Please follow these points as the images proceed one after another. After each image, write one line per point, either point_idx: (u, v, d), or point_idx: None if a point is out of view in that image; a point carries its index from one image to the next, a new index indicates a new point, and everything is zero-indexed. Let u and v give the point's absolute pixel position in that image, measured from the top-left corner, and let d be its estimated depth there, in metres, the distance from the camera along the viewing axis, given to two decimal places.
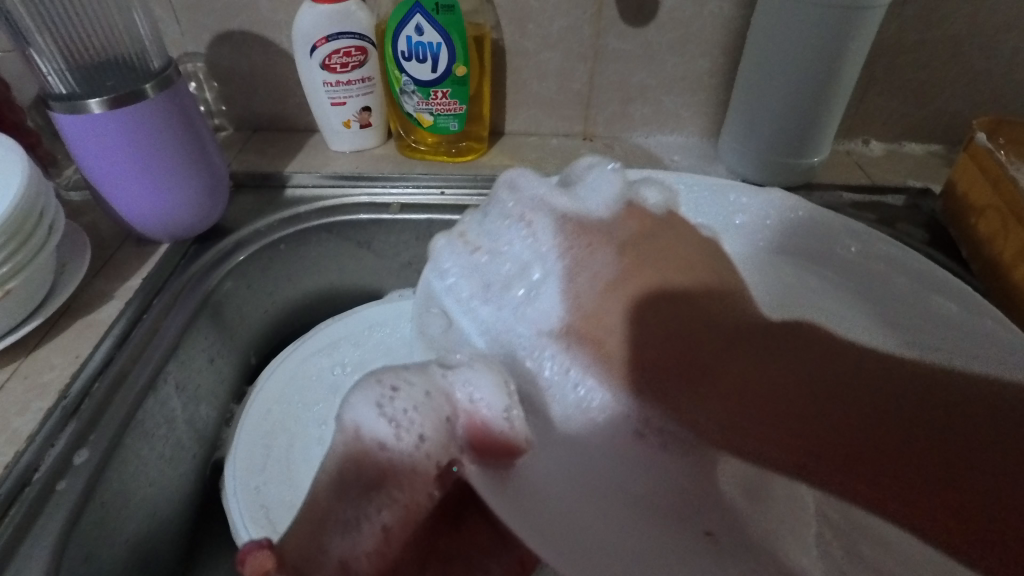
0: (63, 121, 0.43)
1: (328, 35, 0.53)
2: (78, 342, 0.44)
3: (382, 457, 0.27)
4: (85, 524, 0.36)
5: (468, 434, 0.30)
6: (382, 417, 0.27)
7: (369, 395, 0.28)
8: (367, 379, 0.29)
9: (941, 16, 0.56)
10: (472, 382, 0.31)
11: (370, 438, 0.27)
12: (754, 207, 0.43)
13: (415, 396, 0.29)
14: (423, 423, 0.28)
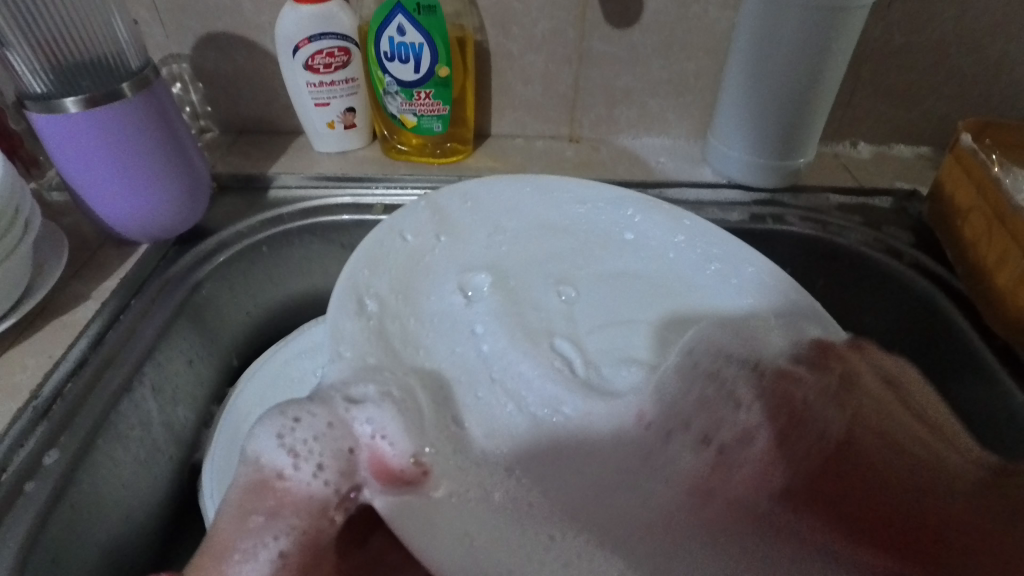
0: (39, 121, 0.42)
1: (311, 36, 0.53)
2: (52, 343, 0.44)
3: (280, 482, 0.34)
4: (53, 526, 0.36)
5: (370, 465, 0.37)
6: (281, 449, 0.34)
7: (274, 426, 0.35)
8: (276, 411, 0.36)
9: (926, 18, 0.55)
10: (371, 418, 0.37)
11: (272, 465, 0.34)
12: (641, 227, 0.49)
13: (316, 427, 0.36)
14: (321, 452, 0.35)
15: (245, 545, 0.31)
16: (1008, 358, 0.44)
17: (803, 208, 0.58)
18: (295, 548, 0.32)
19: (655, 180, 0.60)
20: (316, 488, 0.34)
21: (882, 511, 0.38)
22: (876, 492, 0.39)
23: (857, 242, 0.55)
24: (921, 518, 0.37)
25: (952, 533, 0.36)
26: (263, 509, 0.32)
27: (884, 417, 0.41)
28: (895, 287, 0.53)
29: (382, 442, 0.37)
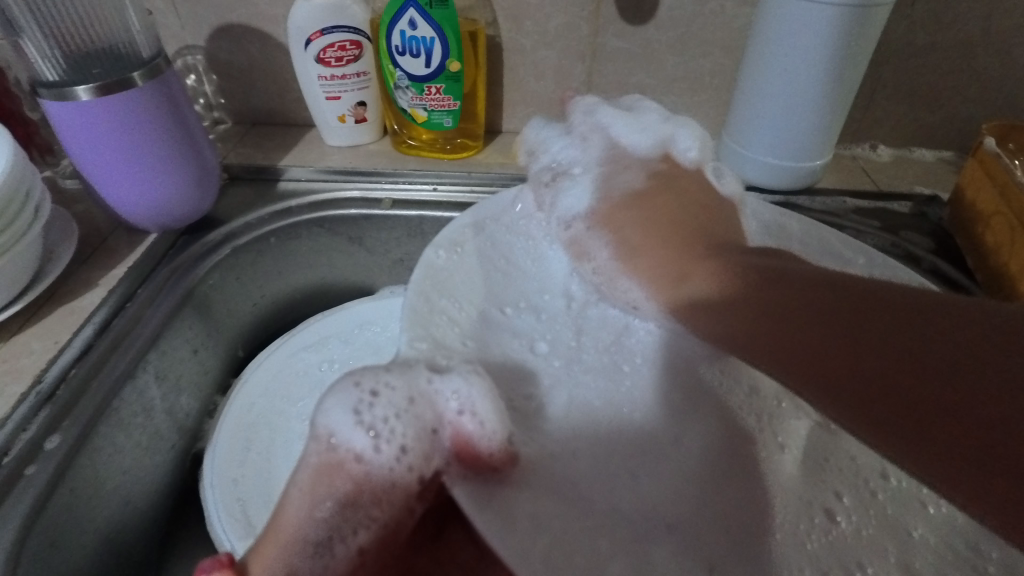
0: (51, 108, 0.43)
1: (322, 29, 0.53)
2: (58, 328, 0.44)
3: (358, 468, 0.28)
4: (52, 510, 0.36)
5: (452, 447, 0.31)
6: (359, 426, 0.29)
7: (348, 400, 0.29)
8: (345, 382, 0.30)
9: (953, 17, 0.54)
10: (459, 392, 0.31)
11: (347, 447, 0.28)
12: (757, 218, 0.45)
13: (396, 403, 0.30)
14: (403, 433, 0.29)
15: (317, 536, 0.27)
16: None
17: (819, 210, 0.57)
18: (373, 544, 0.28)
19: None
20: (398, 472, 0.29)
21: (795, 312, 0.26)
22: (870, 351, 0.23)
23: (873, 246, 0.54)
24: (888, 303, 0.24)
25: (873, 357, 0.23)
26: (338, 493, 0.28)
27: (699, 210, 0.38)
28: None
29: (470, 420, 0.31)
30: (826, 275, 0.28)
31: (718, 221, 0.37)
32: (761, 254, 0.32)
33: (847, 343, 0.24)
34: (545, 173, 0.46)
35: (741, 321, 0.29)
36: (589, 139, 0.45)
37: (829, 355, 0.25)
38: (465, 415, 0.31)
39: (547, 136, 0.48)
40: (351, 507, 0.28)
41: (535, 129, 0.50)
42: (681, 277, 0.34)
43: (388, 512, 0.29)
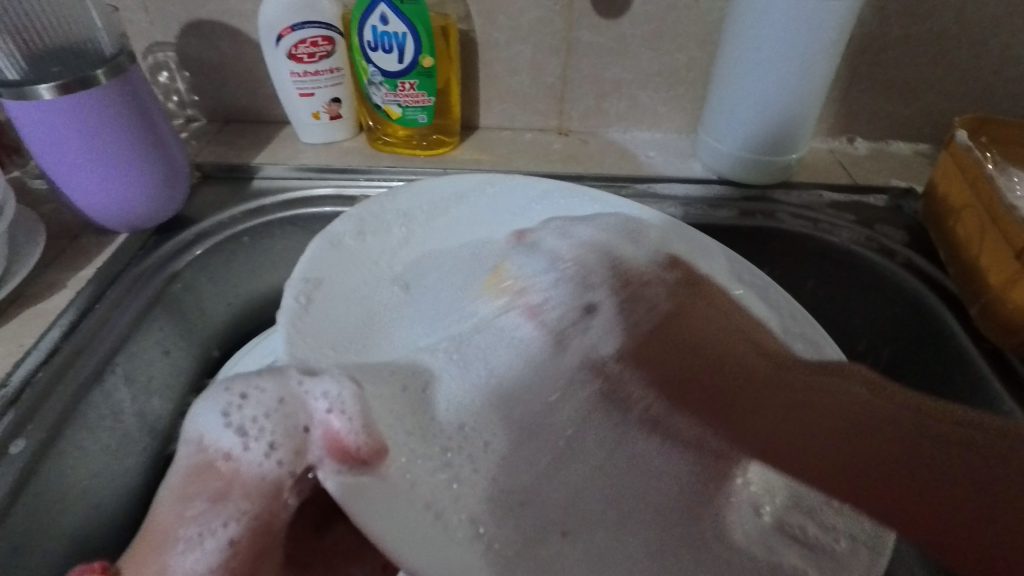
0: (12, 107, 0.42)
1: (293, 25, 0.53)
2: (24, 332, 0.43)
3: (227, 465, 0.35)
4: (15, 516, 0.36)
5: (325, 444, 0.36)
6: (227, 427, 0.35)
7: (220, 403, 0.36)
8: (218, 388, 0.37)
9: (927, 10, 0.54)
10: (328, 393, 0.37)
11: (217, 446, 0.35)
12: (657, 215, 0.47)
13: (265, 403, 0.37)
14: (270, 429, 0.36)
15: (188, 533, 0.34)
16: (999, 364, 0.43)
17: (795, 204, 0.57)
18: (244, 533, 0.35)
19: (643, 174, 0.59)
20: (268, 468, 0.36)
21: (785, 402, 0.31)
22: (830, 437, 0.28)
23: (849, 240, 0.54)
24: (817, 404, 0.30)
25: (845, 442, 0.28)
26: (207, 491, 0.35)
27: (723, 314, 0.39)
28: (888, 287, 0.52)
29: (338, 417, 0.36)
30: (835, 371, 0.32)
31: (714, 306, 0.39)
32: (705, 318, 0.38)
33: (820, 416, 0.29)
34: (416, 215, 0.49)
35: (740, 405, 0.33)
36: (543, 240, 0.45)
37: (772, 407, 0.31)
38: (306, 430, 0.37)
39: (407, 201, 0.49)
40: (218, 501, 0.34)
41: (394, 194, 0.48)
42: (691, 405, 0.35)
43: (258, 503, 0.35)
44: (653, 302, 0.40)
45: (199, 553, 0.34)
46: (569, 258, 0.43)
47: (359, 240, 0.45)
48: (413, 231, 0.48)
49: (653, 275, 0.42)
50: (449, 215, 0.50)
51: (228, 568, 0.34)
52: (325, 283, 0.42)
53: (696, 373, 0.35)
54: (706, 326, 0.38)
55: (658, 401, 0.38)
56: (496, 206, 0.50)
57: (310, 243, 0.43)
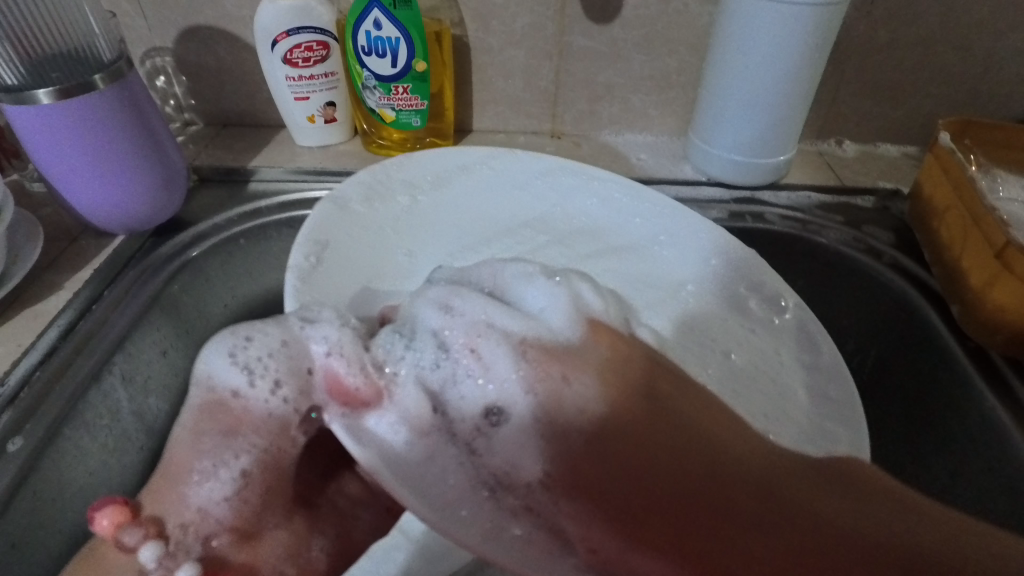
0: (13, 112, 0.43)
1: (288, 30, 0.53)
2: (23, 331, 0.44)
3: (234, 402, 0.34)
4: (15, 511, 0.37)
5: (326, 384, 0.33)
6: (234, 367, 0.33)
7: (224, 346, 0.34)
8: (223, 333, 0.35)
9: (912, 15, 0.55)
10: (327, 337, 0.34)
11: (224, 387, 0.34)
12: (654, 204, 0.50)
13: (269, 344, 0.34)
14: (271, 366, 0.34)
15: (203, 466, 0.33)
16: (980, 362, 0.44)
17: (784, 206, 0.58)
18: (257, 467, 0.34)
19: (634, 176, 0.60)
20: (274, 405, 0.34)
21: (689, 510, 0.31)
22: (789, 559, 0.30)
23: (836, 241, 0.55)
24: (737, 492, 0.32)
25: (813, 565, 0.29)
26: (220, 427, 0.33)
27: (678, 407, 0.35)
28: (874, 288, 0.53)
29: (338, 360, 0.33)
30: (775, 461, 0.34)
31: (681, 393, 0.35)
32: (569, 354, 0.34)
33: (779, 542, 0.30)
34: (421, 181, 0.50)
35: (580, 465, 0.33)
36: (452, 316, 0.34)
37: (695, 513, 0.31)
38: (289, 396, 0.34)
39: (411, 168, 0.50)
40: (230, 437, 0.34)
41: (398, 163, 0.50)
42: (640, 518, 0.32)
43: (270, 440, 0.35)
44: (580, 414, 0.34)
45: (215, 483, 0.33)
46: (487, 349, 0.34)
47: (364, 206, 0.47)
48: (417, 199, 0.49)
49: (574, 356, 0.34)
50: (452, 185, 0.51)
51: (242, 498, 0.34)
52: (331, 246, 0.44)
53: (557, 443, 0.34)
54: (679, 405, 0.34)
55: (606, 541, 0.32)
56: (502, 180, 0.51)
57: (317, 206, 0.45)
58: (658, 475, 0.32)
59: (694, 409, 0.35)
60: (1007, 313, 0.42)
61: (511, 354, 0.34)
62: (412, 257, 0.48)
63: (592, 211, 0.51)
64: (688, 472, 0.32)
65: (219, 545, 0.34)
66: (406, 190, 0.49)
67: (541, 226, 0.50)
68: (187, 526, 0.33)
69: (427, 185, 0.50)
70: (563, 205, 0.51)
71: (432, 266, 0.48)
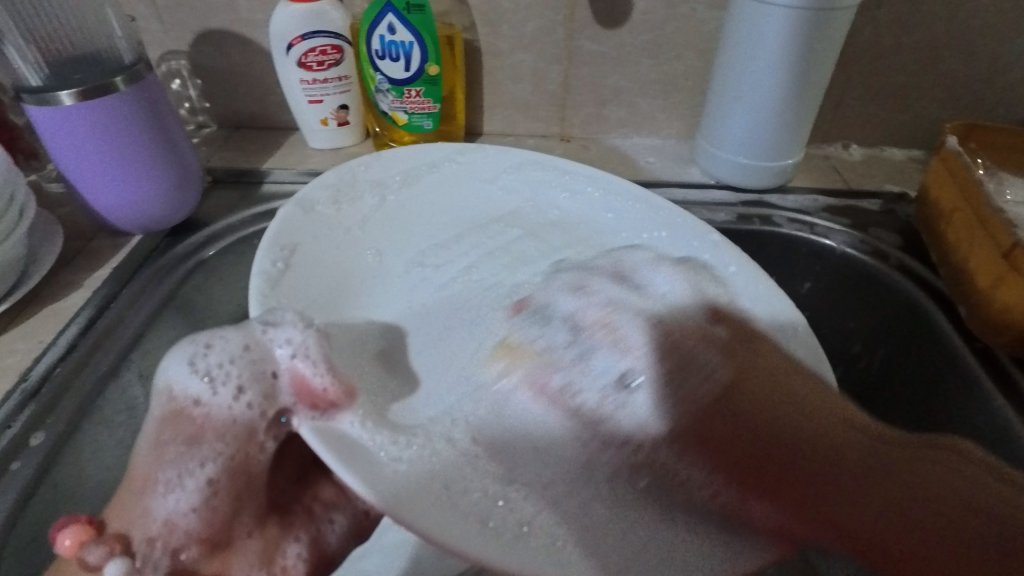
0: (34, 114, 0.44)
1: (303, 34, 0.54)
2: (42, 328, 0.45)
3: (198, 410, 0.35)
4: (35, 505, 0.37)
5: (292, 386, 0.36)
6: (194, 375, 0.35)
7: (185, 354, 0.36)
8: (184, 342, 0.36)
9: (918, 20, 0.55)
10: (291, 340, 0.37)
11: (186, 393, 0.35)
12: (609, 188, 0.52)
13: (231, 351, 0.36)
14: (239, 372, 0.36)
15: (167, 476, 0.34)
16: (988, 365, 0.44)
17: (792, 208, 0.58)
18: (223, 472, 0.35)
19: (642, 179, 0.61)
20: (238, 412, 0.35)
21: (804, 480, 0.31)
22: (870, 507, 0.31)
23: (843, 244, 0.55)
24: (846, 457, 0.32)
25: (867, 500, 0.31)
26: (181, 436, 0.34)
27: (789, 400, 0.33)
28: (883, 290, 0.53)
29: (304, 363, 0.36)
30: (868, 441, 0.33)
31: (781, 413, 0.33)
32: (754, 386, 0.33)
33: (881, 492, 0.31)
34: (389, 180, 0.51)
35: (733, 451, 0.33)
36: (617, 329, 0.35)
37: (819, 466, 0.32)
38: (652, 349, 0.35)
39: (378, 169, 0.51)
40: (192, 445, 0.34)
41: (363, 165, 0.51)
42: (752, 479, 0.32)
43: (233, 446, 0.35)
44: (708, 378, 0.34)
45: (180, 492, 0.33)
46: (622, 325, 0.36)
47: (331, 206, 0.48)
48: (385, 198, 0.50)
49: (693, 330, 0.36)
50: (421, 182, 0.52)
51: (210, 507, 0.34)
52: (299, 249, 0.44)
53: (736, 421, 0.33)
54: (778, 408, 0.33)
55: (723, 488, 0.33)
56: (467, 176, 0.53)
57: (283, 209, 0.46)
58: (779, 427, 0.32)
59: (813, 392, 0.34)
60: (1012, 314, 0.42)
61: (570, 327, 0.36)
62: (381, 256, 0.48)
63: (563, 205, 0.52)
64: (789, 452, 0.32)
65: (187, 559, 0.34)
66: (375, 191, 0.50)
67: (511, 220, 0.51)
68: (155, 539, 0.33)
69: (394, 184, 0.51)
70: (534, 199, 0.52)
71: (401, 266, 0.48)
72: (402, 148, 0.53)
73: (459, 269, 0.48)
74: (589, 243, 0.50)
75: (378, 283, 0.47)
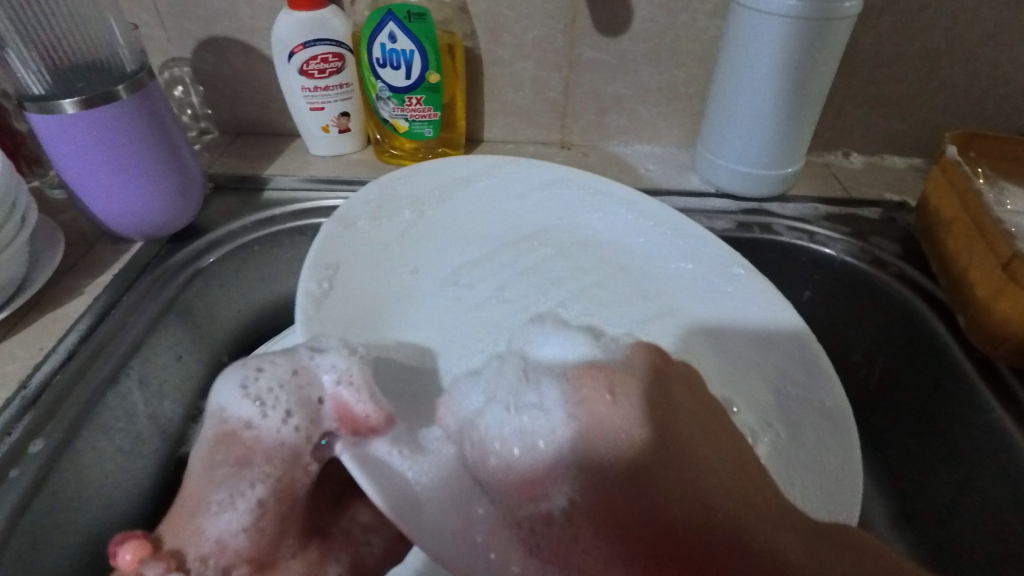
0: (36, 121, 0.44)
1: (304, 42, 0.55)
2: (43, 334, 0.45)
3: (247, 432, 0.39)
4: (35, 512, 0.37)
5: (334, 412, 0.38)
6: (246, 398, 0.39)
7: (237, 377, 0.40)
8: (239, 363, 0.40)
9: (918, 29, 0.55)
10: (336, 366, 0.39)
11: (239, 415, 0.39)
12: (619, 193, 0.52)
13: (279, 376, 0.39)
14: (283, 398, 0.39)
15: (219, 497, 0.38)
16: (988, 373, 0.44)
17: (791, 217, 0.58)
18: (269, 495, 0.39)
19: (642, 187, 0.61)
20: (285, 434, 0.39)
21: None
22: None
23: (843, 252, 0.55)
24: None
25: None
26: (231, 458, 0.39)
27: (684, 483, 0.28)
28: (883, 298, 0.53)
29: (346, 389, 0.38)
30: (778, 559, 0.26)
31: (729, 516, 0.27)
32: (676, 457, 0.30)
33: None
34: (428, 198, 0.51)
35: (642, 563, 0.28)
36: (543, 392, 0.32)
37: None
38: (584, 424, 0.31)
39: (416, 186, 0.51)
40: (243, 467, 0.38)
41: (400, 182, 0.50)
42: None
43: (280, 469, 0.39)
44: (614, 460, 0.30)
45: (232, 513, 0.38)
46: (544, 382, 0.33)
47: (372, 224, 0.48)
48: (423, 214, 0.50)
49: (617, 374, 0.32)
50: (458, 197, 0.51)
51: (257, 528, 0.39)
52: (341, 268, 0.44)
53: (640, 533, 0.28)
54: (672, 472, 0.29)
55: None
56: (499, 192, 0.52)
57: (323, 225, 0.45)
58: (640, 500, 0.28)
59: (733, 482, 0.29)
60: (1011, 325, 0.42)
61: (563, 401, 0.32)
62: (417, 273, 0.47)
63: (597, 224, 0.51)
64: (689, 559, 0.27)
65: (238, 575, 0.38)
66: (412, 207, 0.50)
67: (544, 237, 0.50)
68: (207, 556, 0.38)
69: (432, 202, 0.50)
70: (569, 219, 0.51)
71: (434, 284, 0.47)
72: (435, 163, 0.52)
73: (492, 288, 0.47)
74: (624, 264, 0.49)
75: (411, 301, 0.45)
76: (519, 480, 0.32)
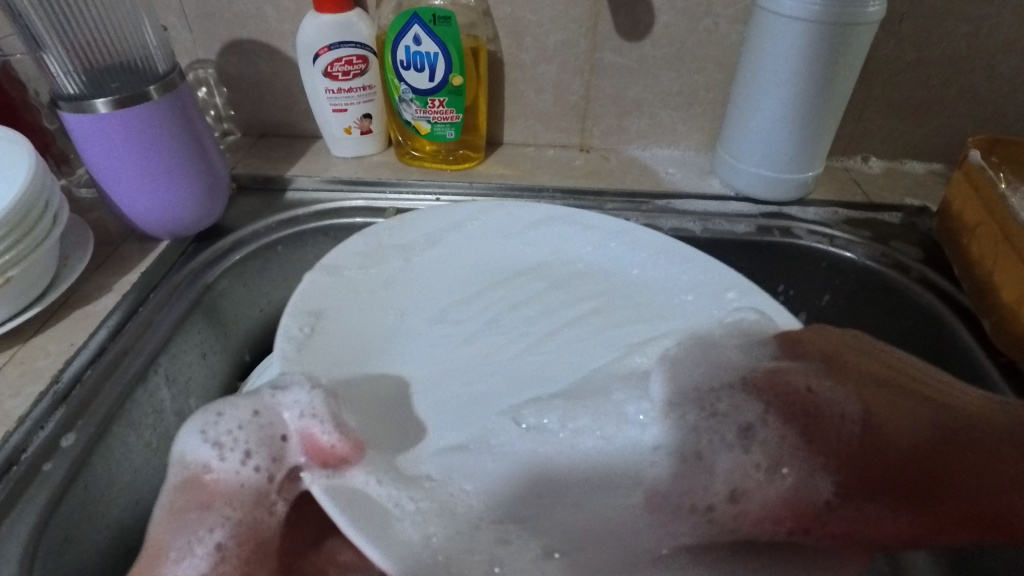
0: (71, 120, 0.45)
1: (330, 44, 0.55)
2: (73, 331, 0.46)
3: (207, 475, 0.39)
4: (67, 505, 0.38)
5: (303, 446, 0.38)
6: (206, 443, 0.39)
7: (198, 424, 0.39)
8: (199, 411, 0.40)
9: (941, 35, 0.56)
10: (298, 401, 0.39)
11: (198, 459, 0.39)
12: (614, 227, 0.52)
13: (240, 417, 0.40)
14: (244, 438, 0.39)
15: (177, 545, 0.37)
16: (1016, 380, 0.44)
17: (813, 221, 0.58)
18: (229, 538, 0.38)
19: (662, 191, 0.61)
20: (245, 475, 0.39)
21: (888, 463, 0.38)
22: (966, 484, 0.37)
23: (864, 256, 0.55)
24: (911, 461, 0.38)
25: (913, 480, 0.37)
26: (195, 503, 0.38)
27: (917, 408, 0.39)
28: (903, 303, 0.53)
29: (313, 423, 0.38)
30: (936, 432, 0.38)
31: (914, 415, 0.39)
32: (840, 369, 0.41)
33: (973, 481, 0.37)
34: (416, 241, 0.51)
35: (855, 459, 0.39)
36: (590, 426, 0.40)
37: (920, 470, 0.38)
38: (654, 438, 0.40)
39: (402, 233, 0.51)
40: (205, 510, 0.38)
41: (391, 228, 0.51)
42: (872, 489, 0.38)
43: (243, 509, 0.39)
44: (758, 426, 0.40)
45: (193, 560, 0.37)
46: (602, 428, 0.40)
47: (358, 271, 0.48)
48: (412, 260, 0.49)
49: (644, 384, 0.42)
50: (450, 239, 0.51)
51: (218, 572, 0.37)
52: (325, 314, 0.44)
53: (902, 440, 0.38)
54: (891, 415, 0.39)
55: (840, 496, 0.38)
56: (489, 236, 0.52)
57: (307, 278, 0.46)
58: (892, 439, 0.38)
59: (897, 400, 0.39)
60: None
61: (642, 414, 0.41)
62: (404, 314, 0.46)
63: (587, 257, 0.51)
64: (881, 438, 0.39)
65: None
66: (403, 252, 0.50)
67: (538, 273, 0.50)
68: None
69: (421, 245, 0.51)
70: (562, 251, 0.52)
71: (422, 323, 0.45)
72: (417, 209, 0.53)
73: (483, 321, 0.46)
74: (623, 294, 0.48)
75: (398, 340, 0.44)
76: (784, 497, 0.38)
